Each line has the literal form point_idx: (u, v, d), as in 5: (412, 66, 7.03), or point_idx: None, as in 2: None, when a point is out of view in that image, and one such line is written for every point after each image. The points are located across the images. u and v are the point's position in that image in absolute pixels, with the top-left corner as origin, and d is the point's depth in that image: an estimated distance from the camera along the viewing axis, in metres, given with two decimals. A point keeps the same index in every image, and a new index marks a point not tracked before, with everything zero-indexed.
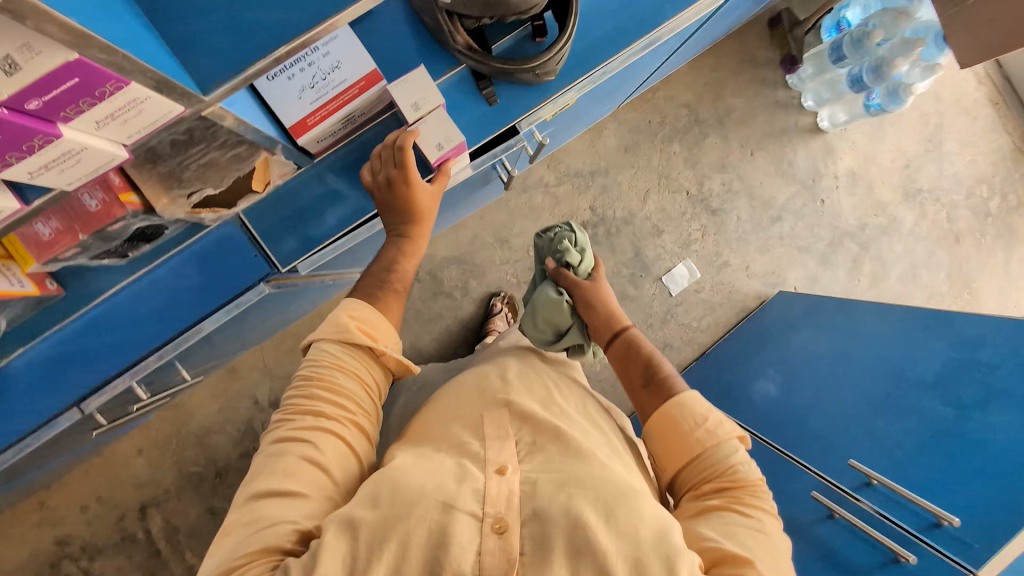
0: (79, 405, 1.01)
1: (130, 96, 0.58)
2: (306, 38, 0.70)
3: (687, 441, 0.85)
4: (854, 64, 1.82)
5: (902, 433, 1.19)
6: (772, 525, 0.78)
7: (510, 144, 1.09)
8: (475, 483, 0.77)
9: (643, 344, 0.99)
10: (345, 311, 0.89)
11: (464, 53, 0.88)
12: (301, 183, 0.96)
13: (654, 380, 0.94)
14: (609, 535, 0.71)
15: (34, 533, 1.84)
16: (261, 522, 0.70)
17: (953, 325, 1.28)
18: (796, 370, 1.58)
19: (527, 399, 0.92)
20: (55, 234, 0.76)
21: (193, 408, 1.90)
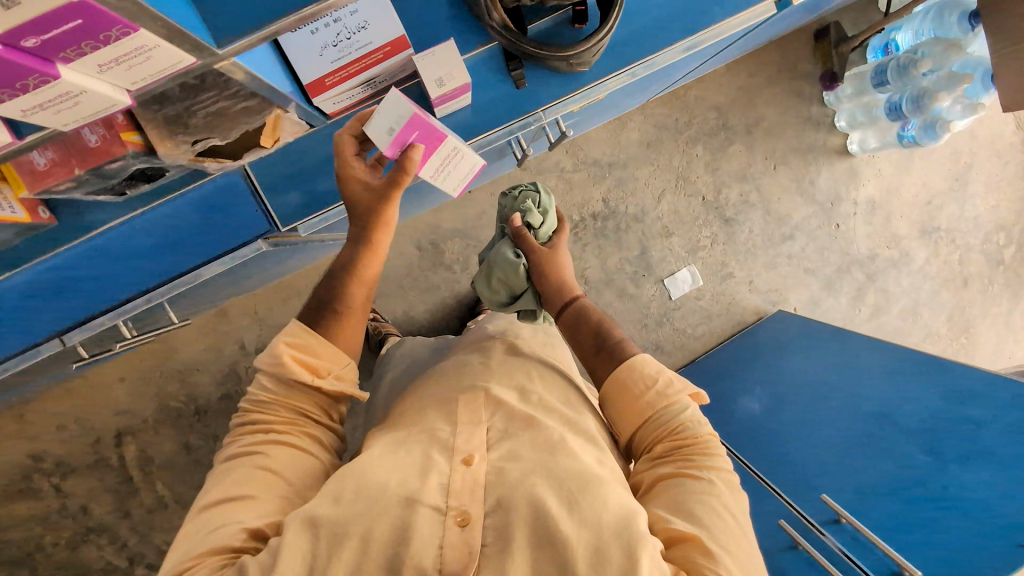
0: (61, 336, 0.97)
1: (136, 44, 0.55)
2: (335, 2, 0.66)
3: (635, 403, 0.85)
4: (895, 91, 1.76)
5: (873, 474, 1.20)
6: (723, 480, 0.76)
7: (527, 121, 1.01)
8: (440, 477, 0.76)
9: (593, 310, 0.96)
10: (283, 341, 0.81)
11: (498, 31, 0.83)
12: (311, 142, 0.95)
13: (606, 344, 0.92)
14: (571, 522, 0.69)
15: (9, 445, 1.86)
16: (212, 529, 0.70)
17: (947, 374, 1.27)
18: (781, 392, 1.58)
19: (505, 388, 0.92)
20: (50, 165, 0.74)
21: (178, 344, 1.89)
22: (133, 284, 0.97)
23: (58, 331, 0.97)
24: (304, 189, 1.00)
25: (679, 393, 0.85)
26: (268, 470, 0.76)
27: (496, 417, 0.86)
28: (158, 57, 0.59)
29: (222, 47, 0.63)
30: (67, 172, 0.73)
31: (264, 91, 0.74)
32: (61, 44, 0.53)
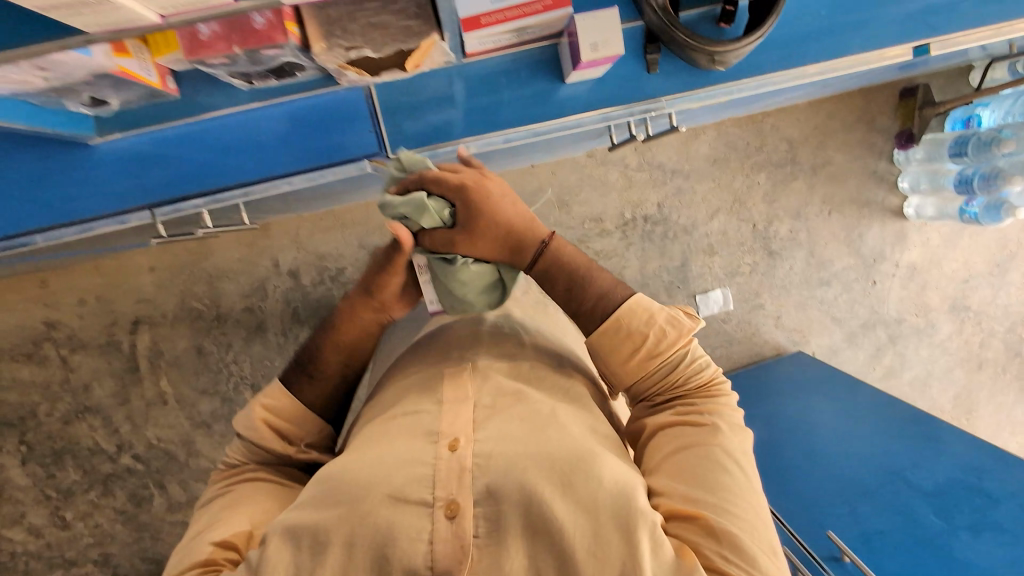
0: (153, 209, 0.96)
1: None
2: None
3: (626, 363, 0.87)
4: (969, 164, 1.79)
5: (865, 511, 1.28)
6: (726, 425, 0.81)
7: (649, 107, 0.98)
8: (426, 470, 0.75)
9: (569, 263, 0.91)
10: (259, 405, 0.95)
11: (656, 11, 0.84)
12: (435, 76, 0.93)
13: (583, 299, 0.89)
14: (565, 505, 0.71)
15: (27, 307, 1.85)
16: (194, 549, 0.83)
17: (944, 445, 1.37)
18: (786, 429, 1.61)
19: (490, 359, 0.93)
20: (213, 36, 0.74)
21: (214, 248, 1.89)
22: (235, 176, 0.96)
23: (151, 204, 0.96)
24: (424, 122, 0.96)
25: (674, 341, 0.86)
26: (242, 501, 0.89)
27: (482, 392, 0.86)
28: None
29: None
30: (227, 47, 0.74)
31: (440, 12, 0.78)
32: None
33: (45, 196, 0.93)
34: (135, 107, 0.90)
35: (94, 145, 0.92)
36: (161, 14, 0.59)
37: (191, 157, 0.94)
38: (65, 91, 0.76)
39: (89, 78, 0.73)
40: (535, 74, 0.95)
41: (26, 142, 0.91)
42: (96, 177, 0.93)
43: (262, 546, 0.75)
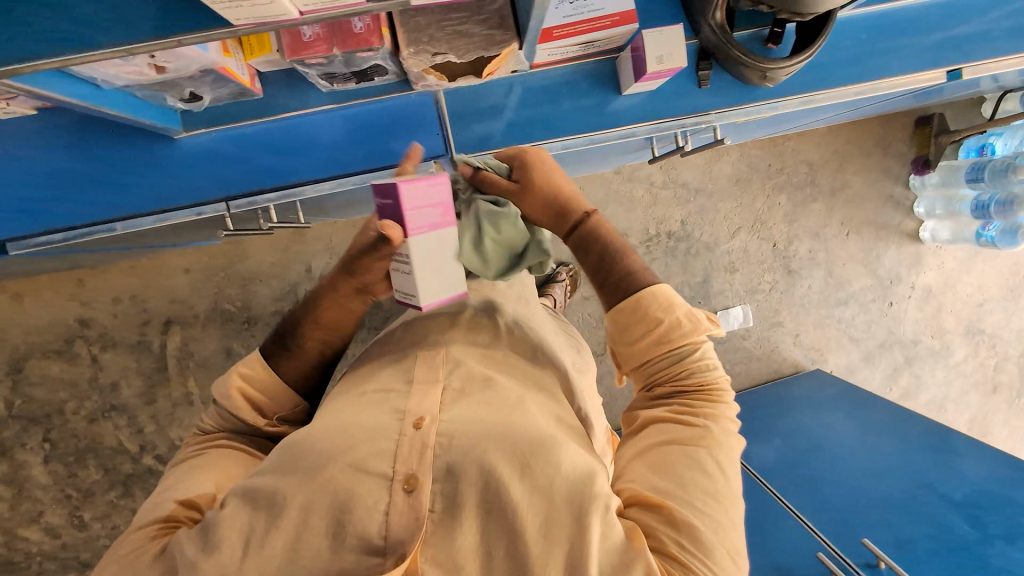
0: (228, 201, 0.98)
1: None
2: None
3: (636, 345, 0.76)
4: (986, 190, 1.85)
5: (904, 525, 1.33)
6: (721, 430, 0.70)
7: (699, 120, 1.03)
8: (388, 445, 0.68)
9: (603, 236, 0.80)
10: (235, 373, 0.84)
11: (714, 30, 0.89)
12: (499, 85, 0.99)
13: (609, 272, 0.78)
14: (522, 486, 0.63)
15: (62, 304, 1.88)
16: (158, 506, 0.75)
17: (961, 462, 1.47)
18: (805, 447, 1.66)
19: (465, 346, 0.87)
20: (312, 39, 0.76)
21: (248, 251, 1.93)
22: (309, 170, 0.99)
23: (227, 197, 0.98)
24: (490, 128, 1.01)
25: (689, 335, 0.75)
26: (211, 464, 0.81)
27: (453, 375, 0.80)
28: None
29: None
30: (326, 50, 0.76)
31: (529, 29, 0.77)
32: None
33: (121, 187, 0.95)
34: (221, 105, 0.94)
35: (175, 138, 0.95)
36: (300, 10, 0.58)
37: (267, 152, 0.97)
38: (167, 86, 0.81)
39: (196, 74, 0.77)
40: (595, 85, 1.02)
41: (112, 133, 0.93)
42: (177, 169, 0.96)
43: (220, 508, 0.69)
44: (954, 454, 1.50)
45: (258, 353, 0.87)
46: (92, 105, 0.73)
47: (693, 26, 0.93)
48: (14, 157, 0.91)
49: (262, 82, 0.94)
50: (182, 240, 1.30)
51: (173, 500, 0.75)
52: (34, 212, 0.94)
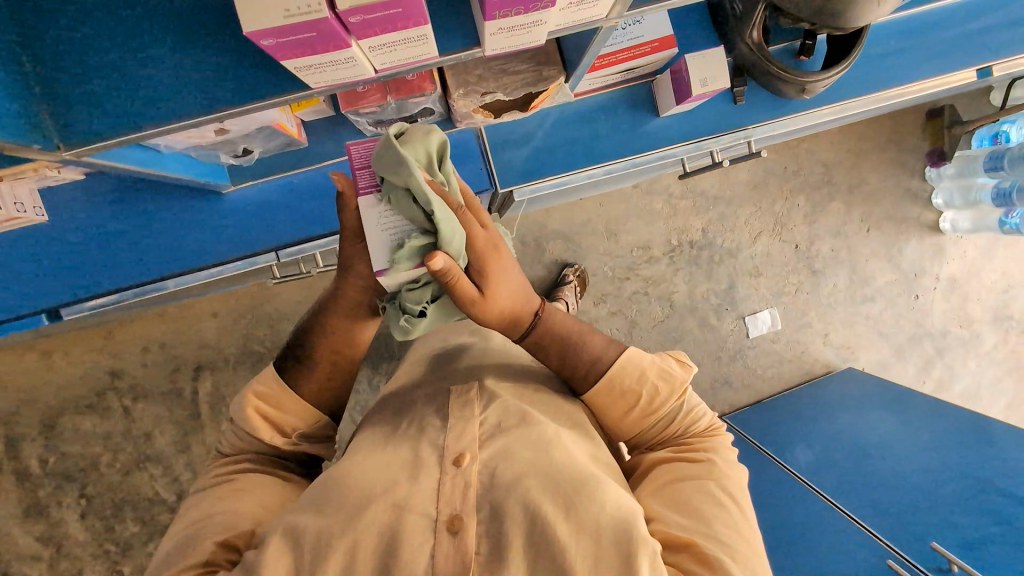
0: (278, 251, 0.99)
1: None
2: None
3: (619, 422, 0.71)
4: (1006, 177, 1.85)
5: (960, 520, 1.31)
6: (727, 466, 0.67)
7: (722, 137, 1.04)
8: (429, 484, 0.60)
9: (562, 335, 0.70)
10: (250, 392, 0.74)
11: (751, 48, 0.90)
12: (534, 117, 1.01)
13: (571, 366, 0.71)
14: (568, 527, 0.56)
15: (91, 357, 1.86)
16: (189, 543, 0.65)
17: (1000, 450, 1.46)
18: (845, 450, 1.65)
19: (498, 378, 0.74)
20: (367, 90, 0.78)
21: (274, 292, 1.92)
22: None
23: (277, 247, 0.99)
24: (529, 156, 1.02)
25: (668, 396, 0.70)
26: (240, 489, 0.71)
27: (487, 412, 0.67)
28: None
29: (630, 9, 0.58)
30: (380, 98, 0.78)
31: (576, 71, 0.79)
32: (419, 8, 0.45)
33: (171, 244, 0.95)
34: (269, 155, 0.94)
35: (226, 193, 0.96)
36: (376, 69, 0.56)
37: (316, 202, 0.98)
38: (223, 144, 0.82)
39: (254, 129, 0.78)
40: (630, 109, 1.02)
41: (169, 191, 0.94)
42: (229, 222, 0.97)
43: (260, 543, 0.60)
44: (1002, 443, 1.49)
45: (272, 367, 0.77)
46: (156, 170, 0.73)
47: (726, 44, 0.94)
48: (69, 220, 0.92)
49: (306, 131, 0.94)
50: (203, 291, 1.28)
51: (209, 540, 0.65)
52: (84, 275, 0.93)
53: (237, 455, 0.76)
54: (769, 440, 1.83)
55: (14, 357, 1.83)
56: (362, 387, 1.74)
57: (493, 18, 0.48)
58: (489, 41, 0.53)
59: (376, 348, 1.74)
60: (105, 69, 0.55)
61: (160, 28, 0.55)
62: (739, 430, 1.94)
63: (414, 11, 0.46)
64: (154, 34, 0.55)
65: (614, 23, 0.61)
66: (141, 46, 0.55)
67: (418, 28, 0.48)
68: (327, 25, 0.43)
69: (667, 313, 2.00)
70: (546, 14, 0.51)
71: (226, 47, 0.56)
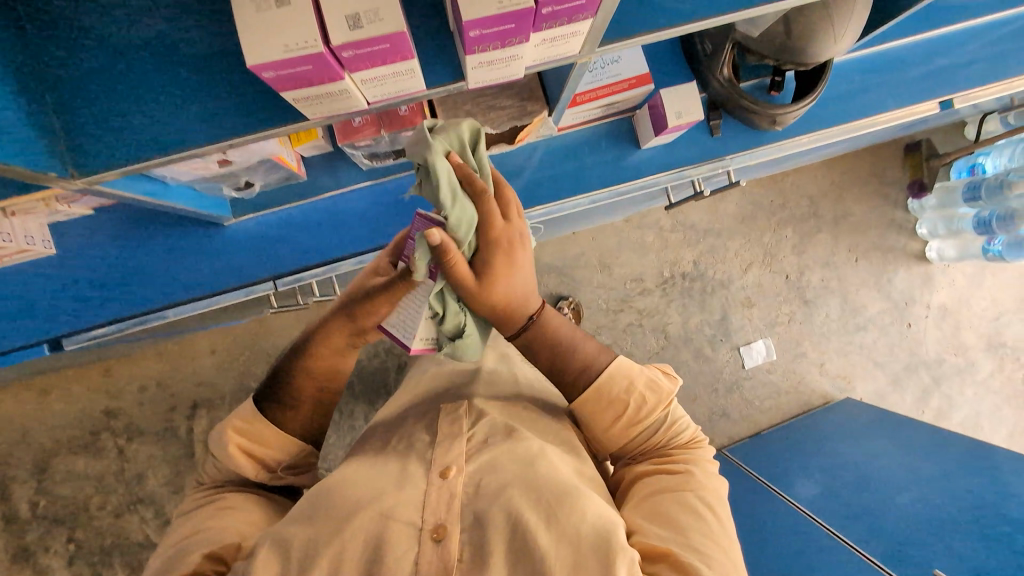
0: (275, 280, 1.02)
1: (575, 28, 0.56)
2: (696, 27, 0.66)
3: (606, 433, 0.73)
4: (985, 207, 1.92)
5: (961, 547, 1.29)
6: (708, 476, 0.68)
7: (703, 167, 1.09)
8: (414, 492, 0.62)
9: (553, 339, 0.72)
10: (229, 428, 0.74)
11: (723, 83, 0.96)
12: (522, 151, 1.06)
13: (563, 371, 0.73)
14: (549, 534, 0.56)
15: (88, 396, 1.86)
16: (177, 559, 0.65)
17: (1000, 475, 1.45)
18: (846, 480, 1.63)
19: (487, 398, 0.77)
20: (362, 124, 0.83)
21: (273, 328, 1.94)
22: (350, 245, 1.03)
23: (274, 276, 1.02)
24: (518, 187, 1.07)
25: (655, 407, 0.71)
26: (228, 507, 0.72)
27: (477, 428, 0.69)
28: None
29: (600, 46, 0.64)
30: (374, 131, 0.83)
31: (558, 104, 0.84)
32: (406, 44, 0.50)
33: (169, 275, 0.99)
34: (269, 189, 0.99)
35: (225, 226, 1.00)
36: (369, 102, 0.61)
37: (309, 232, 1.02)
38: (225, 178, 0.87)
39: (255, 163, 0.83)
40: (613, 142, 1.08)
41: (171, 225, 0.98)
42: (228, 254, 1.01)
43: (249, 557, 0.61)
44: (1003, 468, 1.48)
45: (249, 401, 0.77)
46: (160, 201, 0.77)
47: (700, 80, 0.99)
48: (74, 252, 0.95)
49: (306, 166, 0.98)
50: (198, 325, 1.30)
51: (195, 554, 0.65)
52: (84, 307, 0.97)
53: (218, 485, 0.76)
54: (770, 472, 1.81)
55: (11, 397, 1.82)
56: (358, 422, 1.74)
57: (473, 52, 0.53)
58: (471, 74, 0.58)
59: (372, 382, 1.74)
60: (119, 101, 0.60)
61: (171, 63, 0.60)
62: (739, 463, 1.92)
63: (402, 47, 0.50)
64: (165, 69, 0.60)
65: (589, 58, 0.66)
66: (152, 79, 0.60)
67: (406, 62, 0.53)
68: (323, 58, 0.48)
69: (662, 344, 2.02)
70: (522, 49, 0.56)
71: (228, 81, 0.61)
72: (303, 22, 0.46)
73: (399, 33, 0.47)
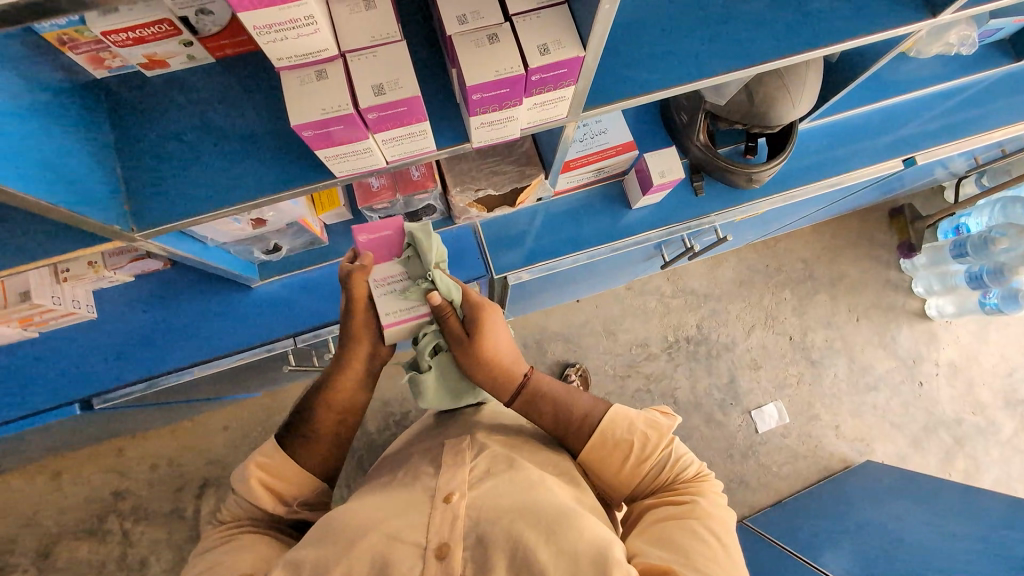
0: (295, 337, 1.09)
1: (561, 93, 0.67)
2: (668, 93, 0.77)
3: (618, 476, 0.75)
4: (974, 262, 1.99)
5: None
6: (715, 505, 0.70)
7: (691, 223, 1.18)
8: (418, 517, 0.64)
9: (551, 396, 0.79)
10: (252, 463, 0.76)
11: (700, 147, 1.07)
12: (523, 214, 1.16)
13: (568, 422, 0.78)
14: (548, 550, 0.58)
15: (98, 477, 1.85)
16: None
17: None
18: (874, 543, 1.56)
19: (488, 432, 0.79)
20: (380, 188, 0.93)
21: (286, 402, 1.97)
22: None
23: (294, 333, 1.09)
24: (521, 248, 1.16)
25: (660, 443, 0.75)
26: (241, 548, 0.72)
27: (479, 457, 0.72)
28: (497, 59, 0.59)
29: (584, 110, 0.75)
30: (390, 195, 0.93)
31: (552, 167, 0.95)
32: (420, 108, 0.60)
33: (195, 333, 1.06)
34: (292, 254, 1.08)
35: (252, 287, 1.08)
36: (387, 160, 0.71)
37: (325, 292, 1.10)
38: (257, 240, 0.97)
39: (285, 225, 0.93)
40: (606, 204, 1.18)
41: (199, 288, 1.06)
42: (249, 314, 1.08)
43: None
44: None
45: (273, 439, 0.80)
46: (201, 258, 0.85)
47: (680, 146, 1.11)
48: (109, 315, 1.04)
49: (328, 233, 1.09)
50: (215, 392, 1.34)
51: None
52: (117, 365, 1.03)
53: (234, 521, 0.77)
54: (796, 541, 1.72)
55: (23, 479, 1.82)
56: None
57: (476, 113, 0.64)
58: (475, 134, 0.69)
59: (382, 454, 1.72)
60: (171, 163, 0.71)
61: (221, 132, 0.72)
62: (765, 533, 1.83)
63: (417, 111, 0.61)
64: (215, 138, 0.72)
65: (575, 122, 0.77)
66: (203, 146, 0.72)
67: (419, 124, 0.63)
68: (352, 119, 0.58)
69: (672, 409, 2.01)
70: (516, 111, 0.66)
71: (265, 145, 0.73)
72: (339, 91, 0.57)
73: (415, 97, 0.58)
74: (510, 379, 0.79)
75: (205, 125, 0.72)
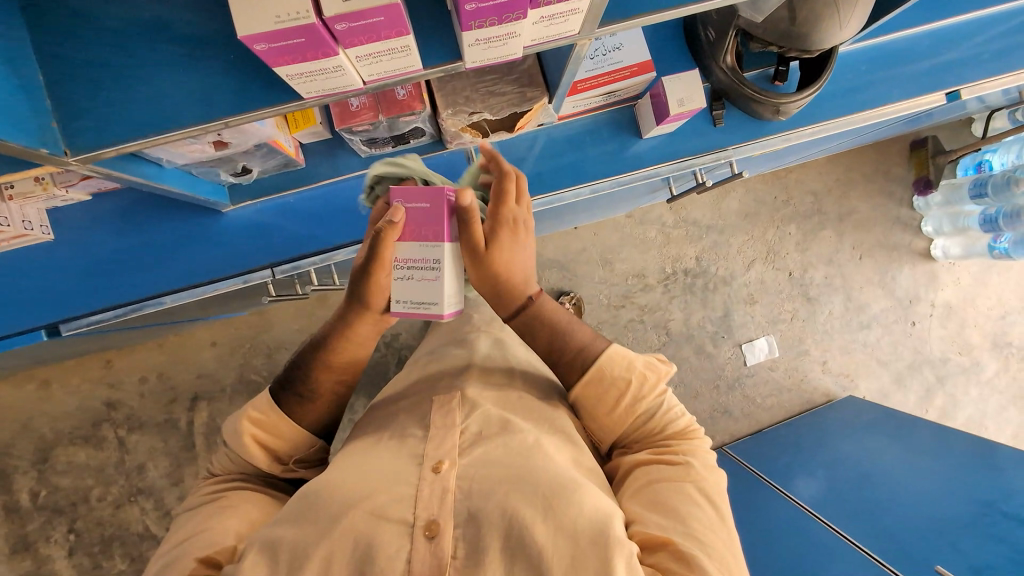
0: (273, 268, 1.01)
1: (575, 5, 0.55)
2: (700, 6, 0.64)
3: (611, 418, 0.72)
4: (991, 204, 1.91)
5: (962, 542, 1.25)
6: (707, 460, 0.68)
7: (704, 159, 1.08)
8: (406, 491, 0.62)
9: (549, 322, 0.75)
10: (245, 418, 0.74)
11: (726, 71, 0.95)
12: (520, 138, 1.05)
13: (561, 352, 0.74)
14: (546, 529, 0.57)
15: (89, 387, 1.85)
16: (172, 561, 0.65)
17: (995, 461, 1.45)
18: (840, 474, 1.61)
19: (481, 388, 0.77)
20: (360, 108, 0.83)
21: (273, 319, 1.93)
22: (350, 233, 1.03)
23: (273, 263, 1.02)
24: None
25: (657, 388, 0.72)
26: (229, 507, 0.71)
27: (470, 419, 0.71)
28: None
29: (599, 26, 0.63)
30: (372, 117, 0.83)
31: (560, 89, 0.84)
32: (400, 18, 0.49)
33: (173, 265, 0.99)
34: (266, 177, 0.98)
35: (223, 212, 0.99)
36: (364, 81, 0.60)
37: (309, 221, 1.02)
38: (222, 162, 0.86)
39: (252, 146, 0.83)
40: (615, 132, 1.07)
41: (170, 213, 0.97)
42: (228, 245, 1.00)
43: (240, 560, 0.61)
44: (998, 458, 1.46)
45: (266, 393, 0.76)
46: (159, 184, 0.77)
47: (703, 68, 0.99)
48: (73, 241, 0.96)
49: (304, 153, 0.98)
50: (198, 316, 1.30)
51: (191, 558, 0.65)
52: (88, 290, 0.97)
53: (226, 475, 0.77)
54: (772, 468, 1.77)
55: (11, 388, 1.81)
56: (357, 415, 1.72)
57: (469, 26, 0.53)
58: (469, 52, 0.58)
59: (372, 375, 1.72)
60: (109, 83, 0.60)
61: (166, 44, 0.60)
62: (741, 460, 1.89)
63: (397, 22, 0.50)
64: (158, 54, 0.60)
65: (588, 40, 0.66)
66: (147, 62, 0.60)
67: (401, 38, 0.53)
68: (316, 31, 0.47)
69: (664, 340, 2.01)
70: (520, 26, 0.55)
71: (223, 64, 0.61)
72: None
73: (393, 5, 0.47)
74: (512, 297, 0.74)
75: (143, 31, 0.60)
